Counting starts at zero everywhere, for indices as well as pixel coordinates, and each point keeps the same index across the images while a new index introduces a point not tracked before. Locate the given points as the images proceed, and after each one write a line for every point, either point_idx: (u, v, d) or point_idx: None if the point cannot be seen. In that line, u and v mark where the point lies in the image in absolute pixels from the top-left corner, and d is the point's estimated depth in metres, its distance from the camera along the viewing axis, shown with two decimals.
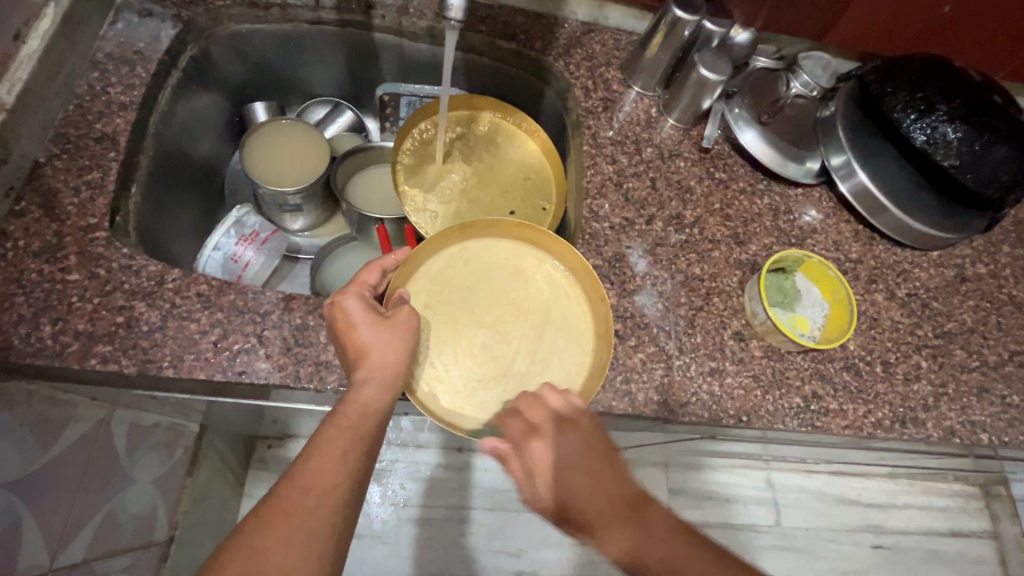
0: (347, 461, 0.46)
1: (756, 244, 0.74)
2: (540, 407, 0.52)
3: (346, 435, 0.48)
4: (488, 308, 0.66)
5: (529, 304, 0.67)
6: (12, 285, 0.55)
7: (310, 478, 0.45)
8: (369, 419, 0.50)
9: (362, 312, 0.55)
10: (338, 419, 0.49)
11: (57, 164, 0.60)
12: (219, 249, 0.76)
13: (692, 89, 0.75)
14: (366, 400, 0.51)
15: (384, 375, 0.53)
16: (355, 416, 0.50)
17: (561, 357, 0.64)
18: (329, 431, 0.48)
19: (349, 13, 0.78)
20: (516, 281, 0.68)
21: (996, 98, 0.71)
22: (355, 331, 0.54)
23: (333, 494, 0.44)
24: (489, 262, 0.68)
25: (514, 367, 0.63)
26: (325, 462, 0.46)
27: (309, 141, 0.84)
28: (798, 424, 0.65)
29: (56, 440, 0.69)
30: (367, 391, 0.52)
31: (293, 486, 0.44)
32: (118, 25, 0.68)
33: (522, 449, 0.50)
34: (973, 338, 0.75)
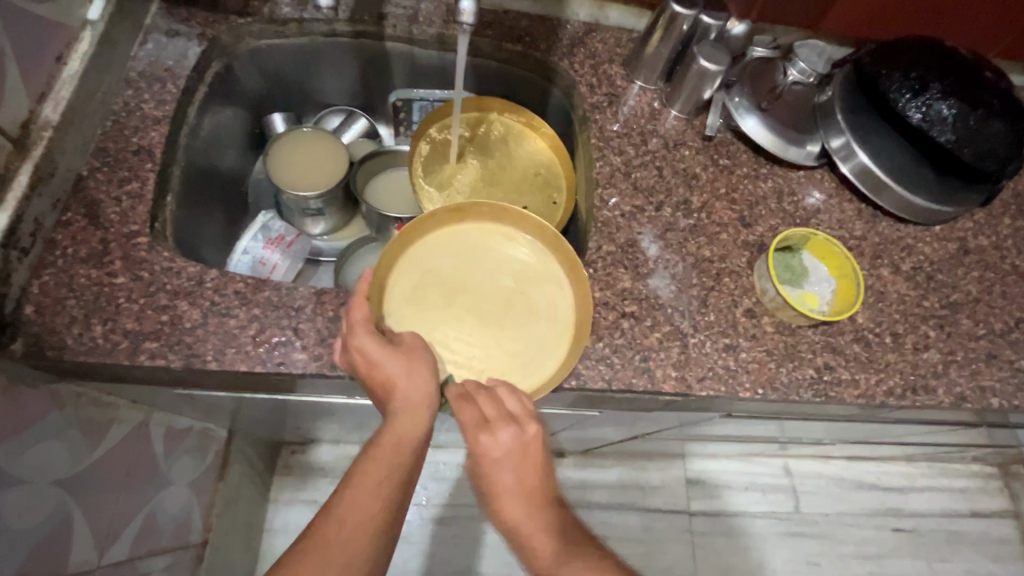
0: (380, 496, 0.50)
1: (762, 226, 0.77)
2: (495, 404, 0.59)
3: (382, 468, 0.51)
4: (444, 316, 0.67)
5: (466, 257, 0.70)
6: (63, 289, 0.59)
7: (345, 513, 0.48)
8: (400, 452, 0.53)
9: (382, 342, 0.57)
10: (374, 453, 0.52)
11: (99, 176, 0.64)
12: (248, 253, 0.82)
13: (692, 80, 0.78)
14: (400, 432, 0.54)
15: (410, 403, 0.55)
16: (391, 448, 0.53)
17: (526, 274, 0.70)
18: (367, 466, 0.51)
19: (361, 24, 0.81)
20: (447, 261, 0.70)
21: (987, 74, 0.74)
22: (380, 365, 0.56)
23: (367, 530, 0.48)
24: (424, 280, 0.68)
25: (514, 309, 0.68)
26: (362, 500, 0.49)
27: (321, 177, 0.86)
28: (813, 394, 0.68)
29: (103, 439, 0.71)
30: (399, 422, 0.55)
31: (331, 522, 0.48)
32: (148, 45, 0.72)
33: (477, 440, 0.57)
34: (980, 307, 0.77)
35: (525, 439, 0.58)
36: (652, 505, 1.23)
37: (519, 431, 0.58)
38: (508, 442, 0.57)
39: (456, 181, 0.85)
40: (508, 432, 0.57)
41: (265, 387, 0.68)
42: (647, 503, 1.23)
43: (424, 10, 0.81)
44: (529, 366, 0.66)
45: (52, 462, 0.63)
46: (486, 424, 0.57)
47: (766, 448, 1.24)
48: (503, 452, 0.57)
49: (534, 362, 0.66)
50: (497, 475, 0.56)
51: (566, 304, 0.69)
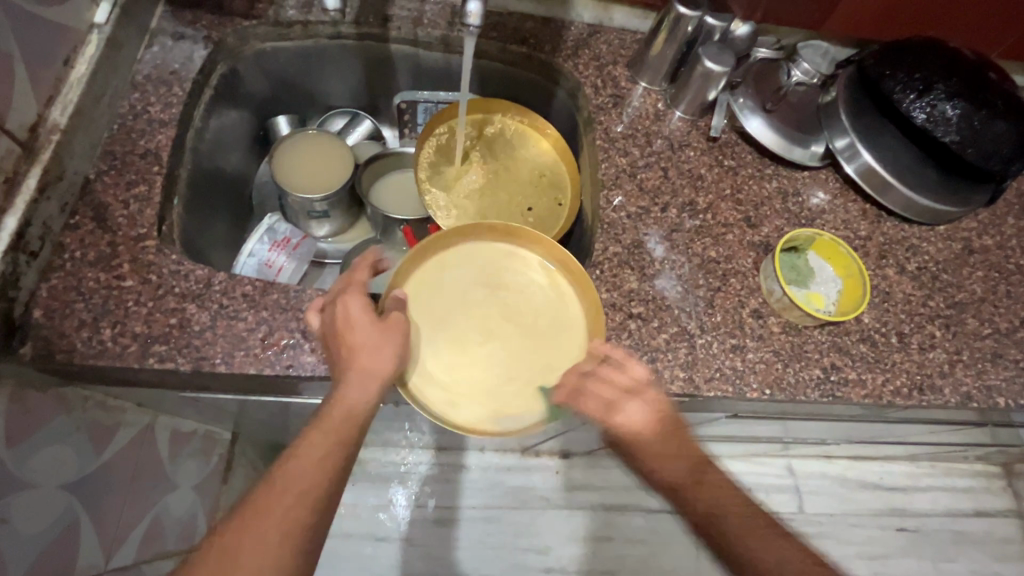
0: (324, 466, 0.48)
1: (768, 226, 0.77)
2: (608, 384, 0.57)
3: (328, 436, 0.50)
4: (479, 365, 0.67)
5: (448, 288, 0.69)
6: (72, 293, 0.59)
7: (285, 481, 0.46)
8: (348, 423, 0.51)
9: (360, 308, 0.57)
10: (321, 422, 0.51)
11: (106, 179, 0.64)
12: (254, 255, 0.82)
13: (697, 81, 0.78)
14: (352, 401, 0.53)
15: (369, 373, 0.54)
16: (340, 416, 0.51)
17: (512, 272, 0.71)
18: (313, 435, 0.50)
19: (366, 26, 0.81)
20: (437, 296, 0.68)
21: (991, 75, 0.74)
22: (354, 328, 0.56)
23: (303, 500, 0.46)
24: (430, 324, 0.67)
25: (515, 308, 0.70)
26: (304, 468, 0.48)
27: (324, 179, 0.86)
28: (820, 394, 0.68)
29: (110, 443, 0.71)
30: (353, 390, 0.53)
31: (270, 492, 0.46)
32: (153, 48, 0.72)
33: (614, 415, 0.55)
34: (985, 307, 0.77)
35: (656, 406, 0.56)
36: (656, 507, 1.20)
37: (645, 401, 0.56)
38: (647, 413, 0.55)
39: (460, 184, 0.85)
40: (636, 405, 0.55)
41: (272, 390, 0.68)
42: (648, 503, 1.20)
43: (429, 12, 0.81)
44: (566, 337, 0.68)
45: (59, 465, 0.63)
46: (614, 405, 0.55)
47: (770, 449, 1.24)
48: (635, 424, 0.54)
49: (567, 328, 0.69)
50: (640, 442, 0.54)
51: (538, 263, 0.72)
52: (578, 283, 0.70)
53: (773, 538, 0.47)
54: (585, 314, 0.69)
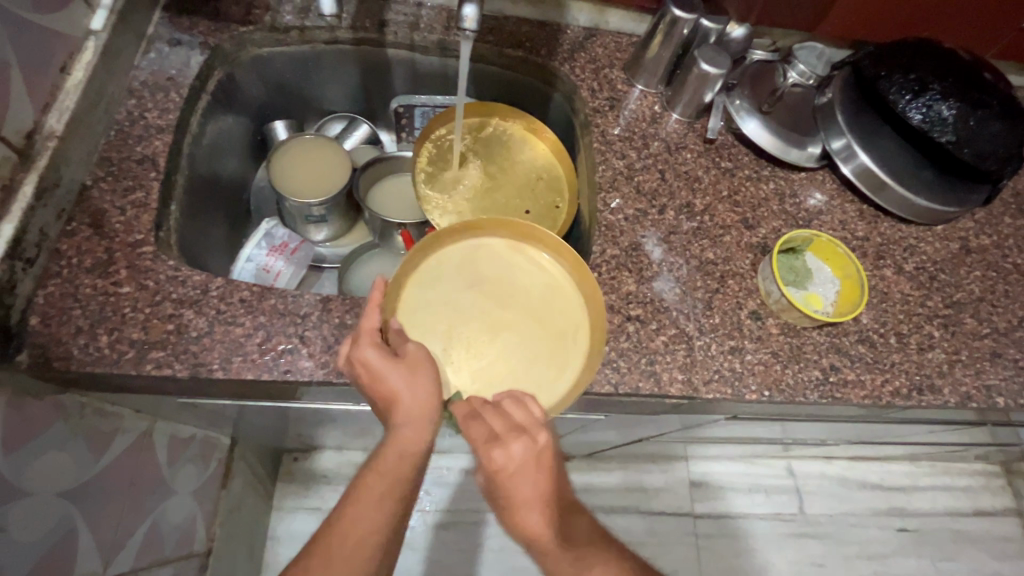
0: (384, 506, 0.51)
1: (765, 228, 0.77)
2: (502, 418, 0.57)
3: (384, 480, 0.52)
4: (500, 362, 0.66)
5: (438, 301, 0.68)
6: (69, 299, 0.58)
7: (350, 523, 0.50)
8: (402, 461, 0.53)
9: (383, 358, 0.55)
10: (376, 465, 0.53)
11: (103, 186, 0.64)
12: (251, 261, 0.82)
13: (693, 84, 0.78)
14: (405, 443, 0.54)
15: (413, 416, 0.55)
16: (395, 459, 0.53)
17: (485, 260, 0.71)
18: (369, 477, 0.52)
19: (363, 31, 0.82)
20: (433, 317, 0.67)
21: (986, 76, 0.75)
22: (382, 378, 0.55)
23: (369, 540, 0.50)
24: (444, 341, 0.66)
25: (502, 290, 0.70)
26: (365, 508, 0.51)
27: (314, 186, 0.85)
28: (820, 395, 0.68)
29: (107, 449, 0.70)
30: (404, 432, 0.54)
31: (334, 532, 0.50)
32: (150, 54, 0.73)
33: (487, 456, 0.55)
34: (983, 306, 0.77)
35: (539, 451, 0.55)
36: (654, 509, 1.22)
37: (532, 443, 0.56)
38: (530, 458, 0.55)
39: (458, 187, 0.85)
40: (520, 445, 0.55)
41: (270, 395, 0.68)
42: (652, 505, 1.23)
43: (425, 17, 0.82)
44: (560, 296, 0.70)
45: (57, 473, 0.63)
46: (497, 439, 0.55)
47: (770, 450, 1.23)
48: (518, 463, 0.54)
49: (560, 289, 0.70)
50: (514, 485, 0.54)
51: (505, 241, 0.73)
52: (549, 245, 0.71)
53: None
54: (570, 274, 0.71)
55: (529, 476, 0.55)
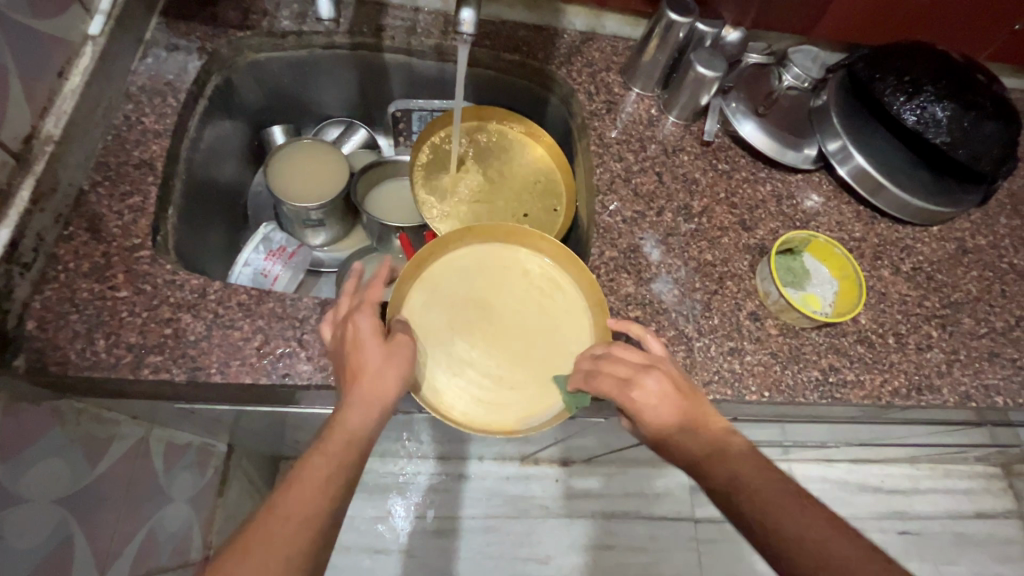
0: (328, 490, 0.46)
1: (763, 229, 0.77)
2: (623, 362, 0.57)
3: (331, 461, 0.48)
4: (540, 349, 0.68)
5: (452, 347, 0.66)
6: (65, 304, 0.58)
7: (288, 504, 0.45)
8: (353, 446, 0.50)
9: (372, 331, 0.56)
10: (324, 446, 0.49)
11: (101, 191, 0.64)
12: (249, 265, 0.82)
13: (690, 87, 0.79)
14: (355, 425, 0.51)
15: (374, 394, 0.54)
16: (345, 440, 0.50)
17: (441, 291, 0.69)
18: (314, 458, 0.48)
19: (361, 36, 0.82)
20: (467, 367, 0.66)
21: (979, 77, 0.76)
22: (361, 347, 0.55)
23: (310, 524, 0.44)
24: (495, 366, 0.66)
25: (474, 298, 0.69)
26: (305, 492, 0.46)
27: (309, 189, 0.85)
28: (819, 396, 0.68)
29: (102, 456, 0.70)
30: (358, 413, 0.52)
31: (272, 517, 0.44)
32: (148, 59, 0.73)
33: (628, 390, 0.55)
34: (980, 306, 0.77)
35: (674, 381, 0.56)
36: (657, 514, 1.20)
37: (664, 374, 0.56)
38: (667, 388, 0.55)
39: (457, 193, 0.85)
40: (653, 377, 0.55)
41: (267, 400, 0.68)
42: (652, 510, 1.21)
43: (422, 22, 0.82)
44: (516, 262, 0.72)
45: (52, 480, 0.62)
46: (629, 379, 0.55)
47: (770, 453, 1.23)
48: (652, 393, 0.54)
49: (513, 259, 0.72)
50: (658, 416, 0.54)
51: (449, 260, 0.71)
52: (483, 235, 0.72)
53: (793, 509, 0.44)
54: (517, 240, 0.72)
55: (667, 407, 0.54)
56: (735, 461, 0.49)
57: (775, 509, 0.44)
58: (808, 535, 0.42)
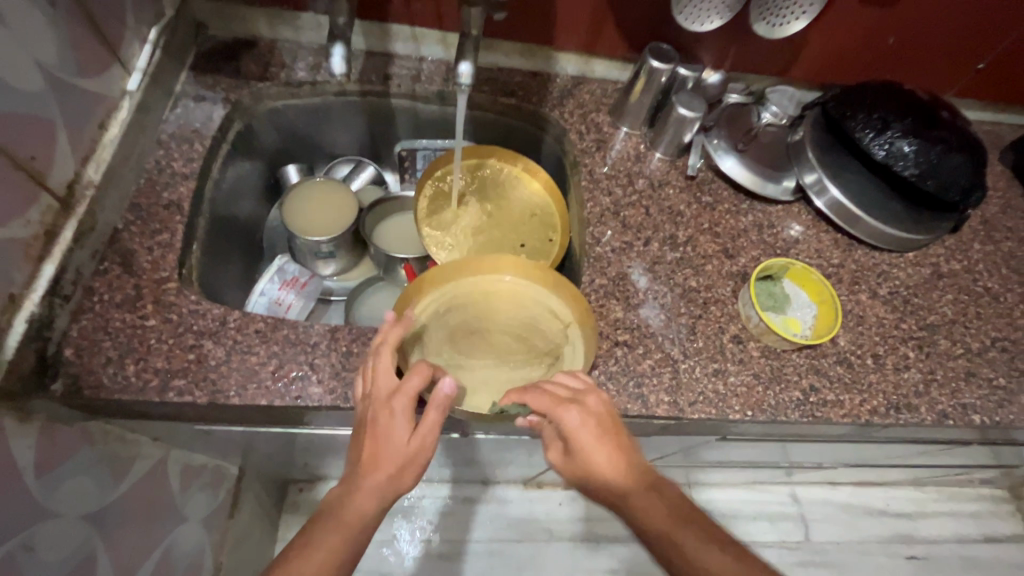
0: (332, 572, 0.47)
1: (745, 257, 0.82)
2: (558, 386, 0.61)
3: (338, 540, 0.49)
4: (533, 335, 0.75)
5: (472, 373, 0.72)
6: (99, 332, 0.64)
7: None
8: (359, 529, 0.50)
9: (405, 418, 0.55)
10: (335, 522, 0.50)
11: (133, 229, 0.71)
12: (264, 295, 0.87)
13: (673, 126, 0.85)
14: (365, 507, 0.51)
15: (391, 481, 0.53)
16: (354, 523, 0.50)
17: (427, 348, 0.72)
18: (325, 531, 0.49)
19: (370, 84, 0.90)
20: (495, 377, 0.73)
21: (943, 114, 0.81)
22: (391, 433, 0.54)
23: None
24: (513, 366, 0.74)
25: (457, 332, 0.74)
26: (309, 568, 0.47)
27: (307, 217, 0.92)
28: (801, 414, 0.71)
29: (124, 476, 0.74)
30: (370, 497, 0.52)
31: None
32: (178, 109, 0.81)
33: (557, 416, 0.57)
34: (956, 328, 0.81)
35: (598, 413, 0.57)
36: None
37: (595, 403, 0.58)
38: (598, 427, 0.56)
39: (455, 224, 0.91)
40: (591, 399, 0.58)
41: (280, 421, 0.72)
42: None
43: (426, 70, 0.91)
44: (472, 286, 0.78)
45: (79, 497, 0.67)
46: (560, 403, 0.57)
47: (772, 475, 1.25)
48: (578, 429, 0.55)
49: (467, 288, 0.77)
50: (584, 444, 0.55)
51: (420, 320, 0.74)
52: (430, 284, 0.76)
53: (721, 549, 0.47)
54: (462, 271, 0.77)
55: (593, 439, 0.55)
56: (664, 495, 0.51)
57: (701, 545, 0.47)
58: None
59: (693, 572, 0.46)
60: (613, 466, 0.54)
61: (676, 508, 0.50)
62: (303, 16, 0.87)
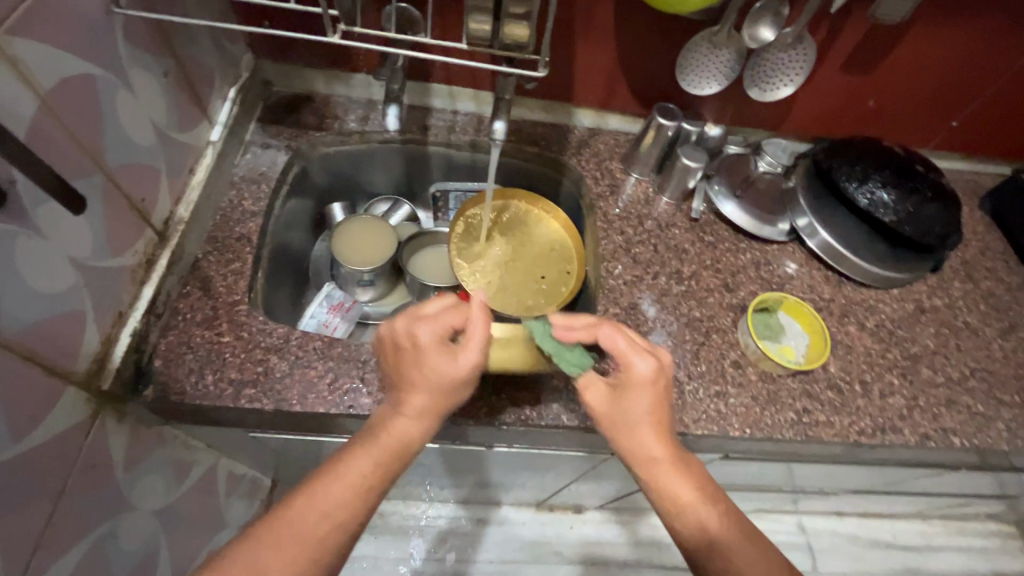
0: (363, 488, 0.58)
1: (744, 290, 0.92)
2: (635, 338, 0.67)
3: (374, 460, 0.59)
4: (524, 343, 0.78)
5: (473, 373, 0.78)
6: (182, 346, 0.74)
7: (332, 489, 0.56)
8: (400, 451, 0.61)
9: (437, 346, 0.64)
10: (376, 443, 0.61)
11: (211, 258, 0.82)
12: (314, 317, 0.97)
13: (678, 174, 0.96)
14: (403, 432, 0.62)
15: (432, 407, 0.63)
16: (394, 446, 0.61)
17: None
18: (368, 452, 0.60)
19: (410, 134, 1.03)
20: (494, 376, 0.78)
21: (918, 168, 0.92)
22: (426, 358, 0.64)
23: (337, 514, 0.56)
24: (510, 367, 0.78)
25: None
26: (348, 483, 0.57)
27: (344, 250, 1.02)
28: (794, 433, 0.79)
29: (186, 476, 0.83)
30: (407, 423, 0.62)
31: (313, 493, 0.56)
32: (247, 155, 0.93)
33: (629, 364, 0.65)
34: (938, 358, 0.89)
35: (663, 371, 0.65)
36: (669, 563, 1.28)
37: (661, 361, 0.66)
38: (658, 388, 0.64)
39: (480, 261, 1.02)
40: (664, 357, 0.67)
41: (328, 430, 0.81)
42: (665, 559, 1.29)
43: (460, 123, 1.04)
44: None
45: (151, 493, 0.75)
46: (631, 355, 0.65)
47: (779, 503, 1.30)
48: (645, 379, 0.64)
49: None
50: (639, 399, 0.64)
51: None
52: None
53: (719, 525, 0.59)
54: None
55: (646, 396, 0.64)
56: (688, 474, 0.62)
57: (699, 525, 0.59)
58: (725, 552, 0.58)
59: (695, 540, 0.59)
60: (657, 429, 0.63)
61: (697, 487, 0.61)
62: (356, 76, 1.00)
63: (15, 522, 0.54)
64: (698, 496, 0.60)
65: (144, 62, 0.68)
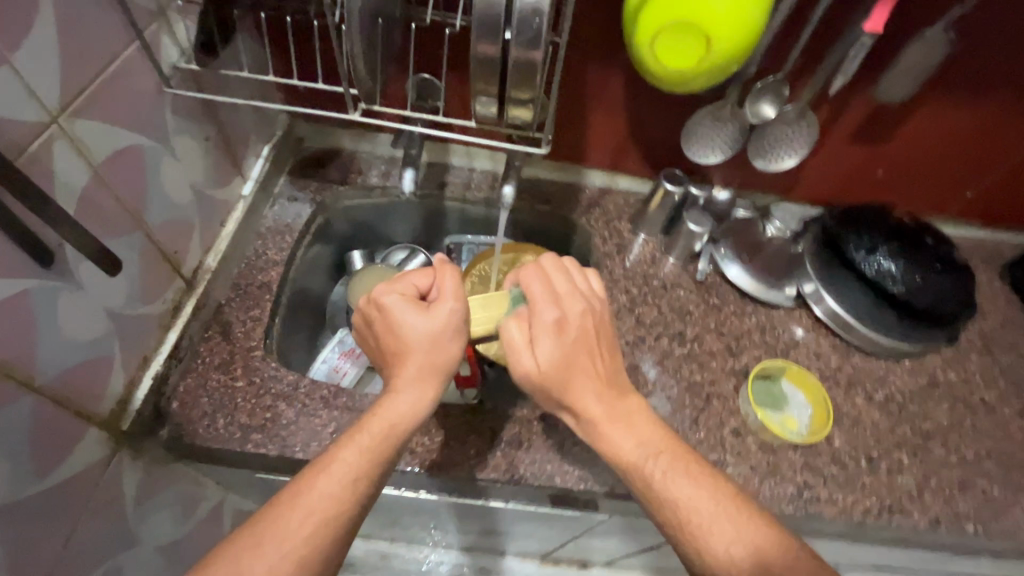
0: (357, 476, 0.55)
1: (747, 355, 0.92)
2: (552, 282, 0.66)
3: (369, 447, 0.57)
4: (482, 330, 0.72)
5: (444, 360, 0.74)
6: (199, 389, 0.78)
7: (325, 480, 0.54)
8: (398, 432, 0.59)
9: (405, 306, 0.65)
10: (368, 426, 0.59)
11: (233, 304, 0.87)
12: (326, 362, 1.01)
13: (684, 237, 0.98)
14: (398, 416, 0.60)
15: (425, 372, 0.63)
16: (388, 428, 0.59)
17: None
18: (362, 437, 0.58)
19: (427, 190, 1.09)
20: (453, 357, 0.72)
21: (928, 239, 0.91)
22: (399, 322, 0.64)
23: (331, 504, 0.53)
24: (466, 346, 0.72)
25: None
26: (342, 474, 0.55)
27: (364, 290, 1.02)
28: (793, 508, 0.78)
29: (194, 512, 0.87)
30: (400, 403, 0.61)
31: (307, 486, 0.54)
32: (275, 207, 1.00)
33: (537, 309, 0.64)
34: (951, 436, 0.87)
35: (587, 317, 0.64)
36: None
37: (570, 304, 0.65)
38: (567, 335, 0.63)
39: None
40: (580, 304, 0.65)
41: None
42: None
43: (475, 180, 1.09)
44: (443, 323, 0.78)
45: (159, 528, 0.79)
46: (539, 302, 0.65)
47: None
48: (547, 326, 0.63)
49: None
50: (560, 351, 0.62)
51: None
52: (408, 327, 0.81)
53: (682, 482, 0.57)
54: None
55: (550, 340, 0.63)
56: (631, 426, 0.61)
57: (649, 485, 0.58)
58: (701, 518, 0.55)
59: (661, 498, 0.57)
60: (591, 379, 0.62)
61: (649, 440, 0.60)
62: (381, 136, 1.07)
63: (33, 554, 0.58)
64: (639, 448, 0.59)
65: (188, 131, 0.76)
